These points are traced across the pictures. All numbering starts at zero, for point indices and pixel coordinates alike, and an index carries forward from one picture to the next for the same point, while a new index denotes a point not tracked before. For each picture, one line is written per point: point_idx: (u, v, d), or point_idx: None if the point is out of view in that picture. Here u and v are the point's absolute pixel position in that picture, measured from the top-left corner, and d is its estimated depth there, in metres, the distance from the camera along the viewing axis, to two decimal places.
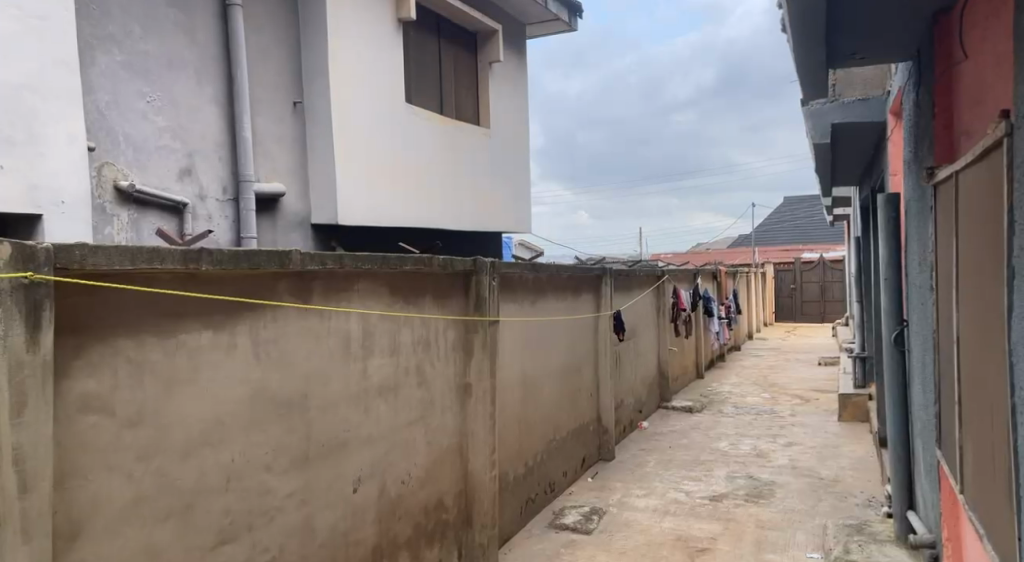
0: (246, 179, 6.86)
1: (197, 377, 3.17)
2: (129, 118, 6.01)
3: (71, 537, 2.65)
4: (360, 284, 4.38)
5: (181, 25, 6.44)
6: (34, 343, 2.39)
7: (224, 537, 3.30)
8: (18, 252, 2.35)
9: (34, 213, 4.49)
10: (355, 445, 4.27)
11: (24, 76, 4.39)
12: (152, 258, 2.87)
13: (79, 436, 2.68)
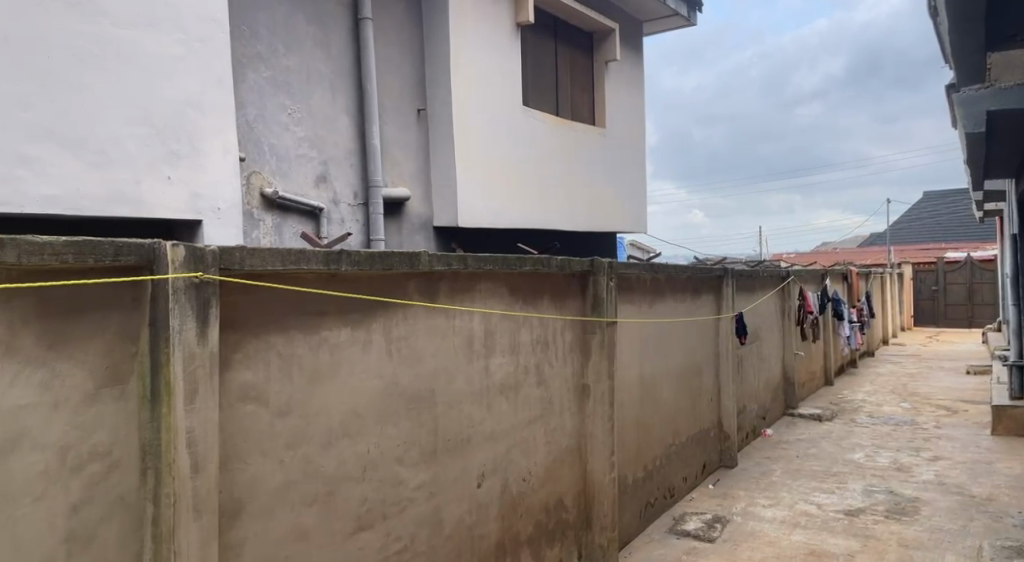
0: (375, 185, 7.16)
1: (337, 371, 3.36)
2: (273, 130, 6.43)
3: (233, 516, 2.88)
4: (482, 284, 4.49)
5: (317, 40, 6.81)
6: (203, 336, 2.61)
7: (361, 524, 3.48)
8: (190, 254, 2.58)
9: (195, 219, 4.90)
10: (479, 441, 4.38)
11: (187, 94, 4.81)
12: (299, 259, 3.07)
13: (239, 422, 2.91)
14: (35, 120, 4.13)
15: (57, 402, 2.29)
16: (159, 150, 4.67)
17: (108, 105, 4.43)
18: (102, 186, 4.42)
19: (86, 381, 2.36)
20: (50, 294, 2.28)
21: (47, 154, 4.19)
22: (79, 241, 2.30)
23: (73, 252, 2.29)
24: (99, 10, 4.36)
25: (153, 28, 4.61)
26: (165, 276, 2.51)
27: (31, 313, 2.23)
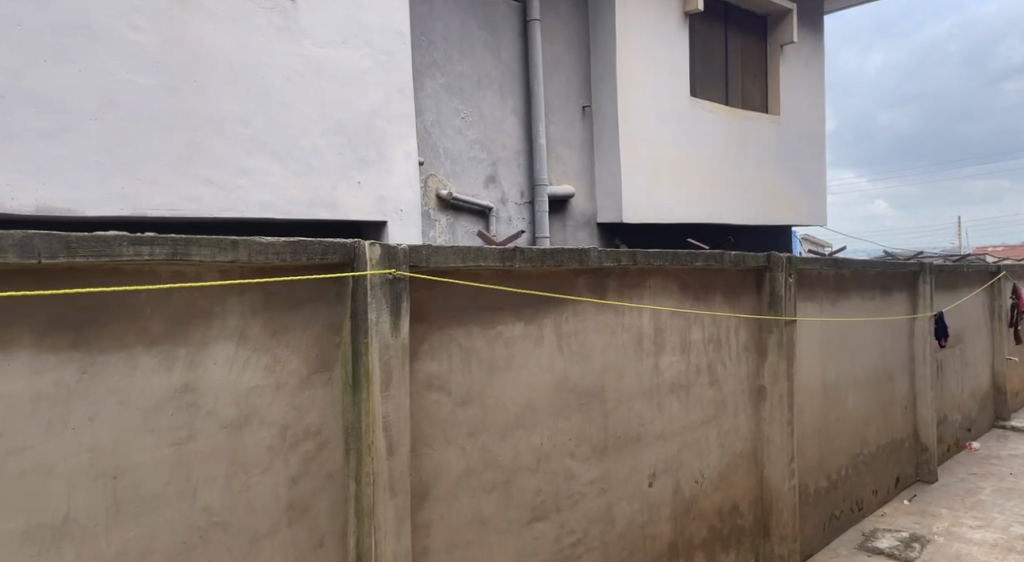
0: (541, 183, 7.29)
1: (512, 364, 3.47)
2: (447, 133, 6.73)
3: (422, 498, 3.06)
4: (652, 281, 4.44)
5: (488, 44, 7.05)
6: (396, 328, 2.81)
7: (537, 514, 3.57)
8: (384, 253, 2.79)
9: (381, 221, 5.23)
10: (650, 440, 4.35)
11: (374, 105, 5.16)
12: (477, 256, 3.20)
13: (426, 410, 3.09)
14: (251, 134, 4.62)
15: (279, 384, 2.58)
16: (350, 157, 5.05)
17: (309, 118, 4.85)
18: (304, 192, 4.85)
19: (300, 366, 2.65)
20: (271, 288, 2.56)
21: (261, 165, 4.67)
22: (295, 241, 2.57)
23: (290, 251, 2.56)
24: (302, 32, 4.79)
25: (345, 44, 4.99)
26: (364, 273, 2.74)
27: (257, 304, 2.53)
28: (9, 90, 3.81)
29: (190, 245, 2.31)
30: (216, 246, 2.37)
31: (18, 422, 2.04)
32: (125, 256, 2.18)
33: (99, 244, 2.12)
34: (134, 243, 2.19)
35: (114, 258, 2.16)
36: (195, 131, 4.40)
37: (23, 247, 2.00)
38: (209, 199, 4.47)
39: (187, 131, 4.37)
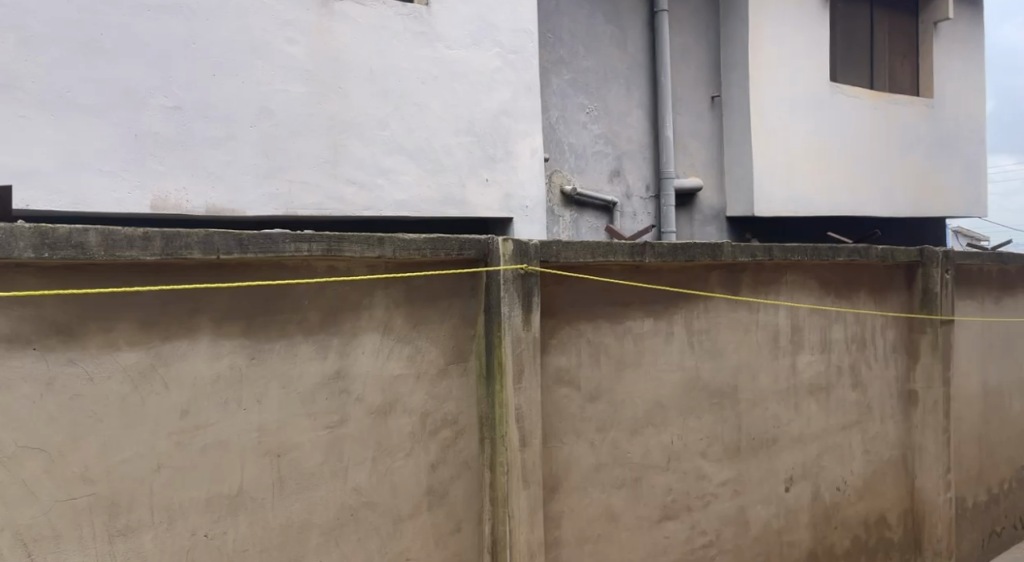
0: (668, 177, 7.16)
1: (642, 361, 3.45)
2: (572, 129, 6.75)
3: (553, 491, 3.11)
4: (789, 276, 4.25)
5: (615, 38, 6.99)
6: (528, 322, 2.87)
7: (668, 513, 3.53)
8: (517, 248, 2.85)
9: (508, 217, 5.32)
10: (787, 443, 4.18)
11: (503, 103, 5.24)
12: (606, 252, 3.19)
13: (556, 404, 3.13)
14: (389, 135, 4.83)
15: (419, 374, 2.75)
16: (480, 154, 5.17)
17: (441, 118, 5.01)
18: (436, 190, 5.01)
19: (438, 357, 2.80)
20: (411, 282, 2.71)
21: (397, 165, 4.87)
22: (434, 238, 2.69)
23: (429, 247, 2.69)
24: (436, 36, 4.96)
25: (475, 45, 5.11)
26: (498, 268, 2.81)
27: (399, 298, 2.69)
28: (184, 102, 4.19)
29: (342, 242, 2.48)
30: (364, 243, 2.53)
31: (200, 401, 2.26)
32: (287, 252, 2.36)
33: (266, 241, 2.31)
34: (295, 240, 2.36)
35: (279, 254, 2.34)
36: (339, 134, 4.66)
37: (204, 244, 2.20)
38: (352, 198, 4.72)
39: (333, 135, 4.63)
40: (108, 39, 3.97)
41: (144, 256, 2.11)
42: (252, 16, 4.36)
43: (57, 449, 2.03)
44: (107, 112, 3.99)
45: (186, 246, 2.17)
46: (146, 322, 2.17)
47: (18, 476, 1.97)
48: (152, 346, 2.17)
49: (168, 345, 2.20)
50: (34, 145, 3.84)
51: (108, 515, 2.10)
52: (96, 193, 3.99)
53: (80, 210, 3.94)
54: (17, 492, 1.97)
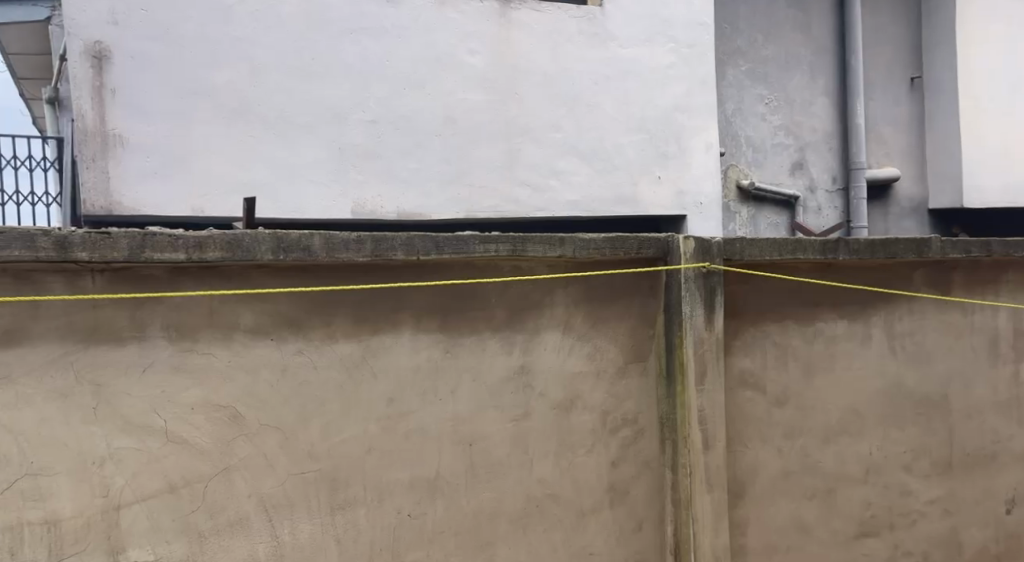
0: (858, 167, 6.68)
1: (835, 366, 3.26)
2: (749, 121, 6.49)
3: (738, 497, 3.03)
4: (1009, 274, 3.81)
5: (799, 25, 6.62)
6: (710, 322, 2.83)
7: (865, 529, 3.32)
8: (699, 246, 2.81)
9: (681, 214, 5.22)
10: (1008, 460, 3.76)
11: (675, 98, 5.15)
12: (796, 249, 3.04)
13: (741, 407, 3.05)
14: (563, 137, 4.92)
15: (600, 372, 2.80)
16: (652, 152, 5.11)
17: (614, 118, 5.03)
18: (609, 190, 5.03)
19: (618, 356, 2.83)
20: (593, 281, 2.76)
21: (570, 165, 4.95)
22: (613, 237, 2.71)
23: (610, 246, 2.70)
24: (609, 36, 4.97)
25: (648, 42, 5.07)
26: (679, 266, 2.79)
27: (579, 297, 2.74)
28: (379, 116, 4.51)
29: (527, 243, 2.56)
30: (547, 243, 2.59)
31: (403, 391, 2.47)
32: (477, 253, 2.48)
33: (458, 242, 2.45)
34: (484, 241, 2.48)
35: (470, 254, 2.48)
36: (515, 138, 4.81)
37: (406, 246, 2.37)
38: (526, 200, 4.86)
39: (510, 139, 4.79)
40: (318, 63, 4.37)
41: (357, 258, 2.31)
42: (438, 32, 4.61)
43: (289, 428, 2.31)
44: (316, 128, 4.40)
45: (392, 248, 2.35)
46: (357, 318, 2.40)
47: (259, 450, 2.27)
48: (363, 340, 2.41)
49: (376, 339, 2.43)
50: (257, 161, 4.29)
51: (329, 489, 2.37)
52: (307, 201, 4.40)
53: (294, 218, 4.38)
54: (259, 464, 2.27)
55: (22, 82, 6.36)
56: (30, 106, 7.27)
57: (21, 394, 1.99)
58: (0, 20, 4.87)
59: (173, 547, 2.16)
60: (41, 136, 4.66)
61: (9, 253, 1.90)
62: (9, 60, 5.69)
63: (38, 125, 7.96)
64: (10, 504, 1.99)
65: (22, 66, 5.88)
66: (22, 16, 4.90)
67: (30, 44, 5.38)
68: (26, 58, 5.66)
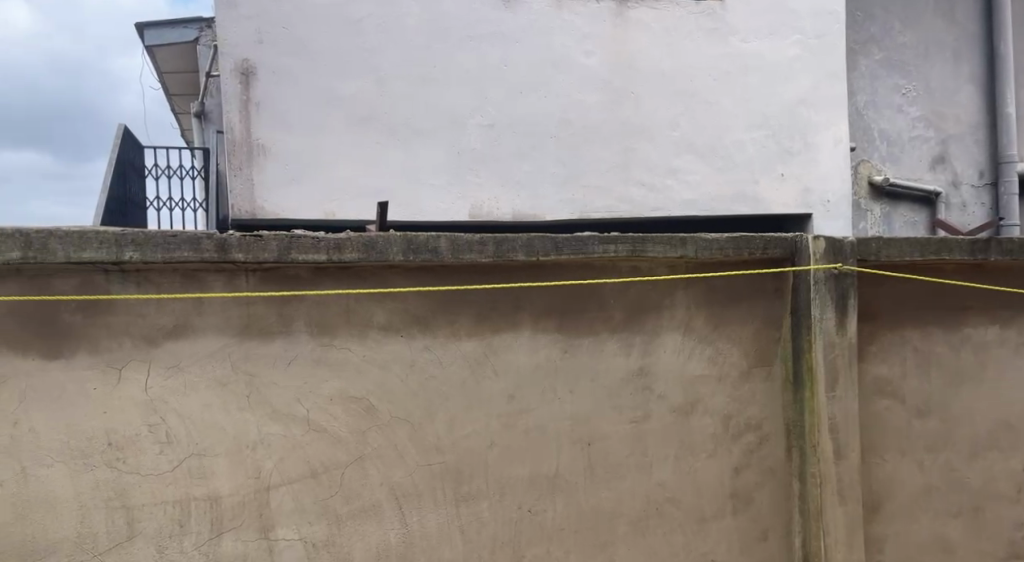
0: (1009, 161, 6.16)
1: (983, 375, 3.04)
2: (884, 113, 6.14)
3: (873, 510, 2.89)
4: None
5: (941, 9, 6.17)
6: (842, 325, 2.73)
7: (1017, 552, 3.08)
8: (830, 246, 2.70)
9: (805, 214, 5.01)
10: None
11: (801, 92, 4.95)
12: (940, 249, 2.86)
13: (876, 416, 2.90)
14: (680, 136, 4.84)
15: (722, 376, 2.75)
16: (774, 147, 4.94)
17: (734, 114, 4.89)
18: (727, 188, 4.91)
19: (741, 360, 2.77)
20: (715, 282, 2.72)
21: (688, 163, 4.86)
22: (737, 237, 2.65)
23: (733, 247, 2.65)
24: (730, 31, 4.85)
25: (772, 35, 4.90)
26: (808, 268, 2.69)
27: (701, 299, 2.71)
28: (496, 120, 4.61)
29: (648, 243, 2.55)
30: (667, 244, 2.57)
31: (524, 389, 2.53)
32: (597, 254, 2.50)
33: (579, 243, 2.48)
34: (604, 242, 2.50)
35: (590, 255, 2.50)
36: (631, 138, 4.78)
37: (528, 246, 2.43)
38: (642, 200, 4.81)
39: (625, 139, 4.77)
40: (440, 71, 4.52)
41: (480, 259, 2.39)
42: (556, 35, 4.65)
43: (417, 420, 2.41)
44: (437, 135, 4.55)
45: (513, 249, 2.41)
46: (480, 317, 2.47)
47: (390, 441, 2.39)
48: (485, 338, 2.48)
49: (497, 338, 2.50)
50: (382, 166, 4.49)
51: (454, 482, 2.46)
52: (427, 205, 4.56)
53: (416, 221, 4.55)
54: (390, 454, 2.39)
55: (174, 98, 6.96)
56: (180, 120, 7.93)
57: (187, 381, 2.20)
58: (156, 42, 5.35)
59: (315, 528, 2.31)
60: (190, 147, 5.06)
61: (178, 254, 2.11)
62: (163, 79, 6.24)
63: (187, 138, 8.68)
64: (180, 480, 2.19)
65: (174, 84, 6.43)
66: (175, 38, 5.35)
67: (182, 63, 5.87)
68: (178, 76, 6.18)
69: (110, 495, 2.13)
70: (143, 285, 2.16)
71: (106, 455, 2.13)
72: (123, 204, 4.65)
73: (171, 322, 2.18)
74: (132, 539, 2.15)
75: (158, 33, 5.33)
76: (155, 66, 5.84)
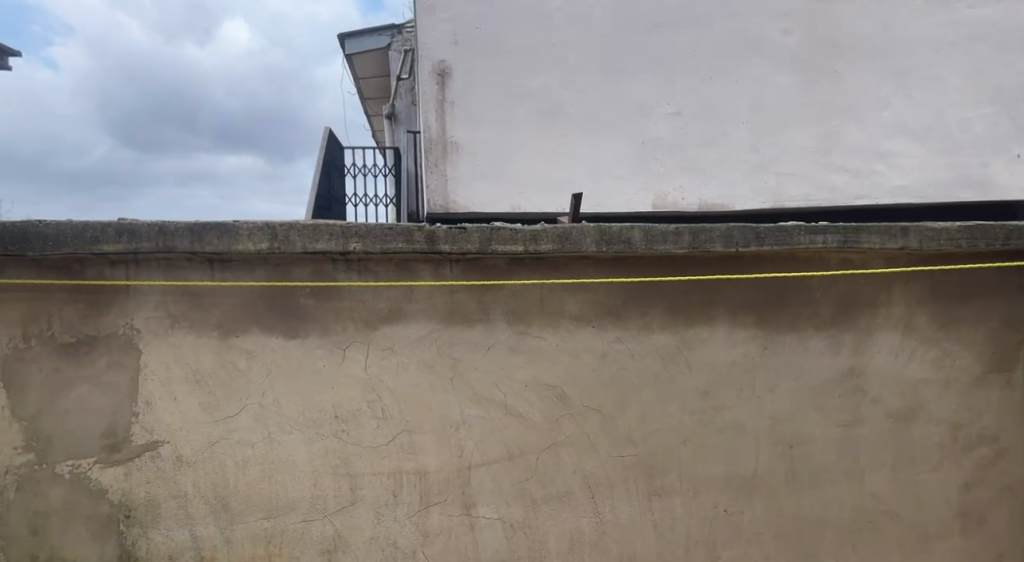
0: None
1: None
2: None
3: None
4: None
5: None
6: None
7: None
8: None
9: None
10: None
11: None
12: None
13: None
14: (891, 117, 3.66)
15: (947, 380, 2.50)
16: (1007, 127, 3.66)
17: (956, 90, 3.65)
18: (948, 172, 3.66)
19: (970, 364, 2.50)
20: (940, 277, 2.47)
21: (900, 146, 3.67)
22: (972, 226, 2.36)
23: (966, 237, 2.36)
24: None
25: None
26: None
27: (924, 296, 2.47)
28: (685, 107, 3.67)
29: (861, 233, 2.35)
30: (886, 234, 2.35)
31: (720, 385, 2.45)
32: (803, 245, 2.35)
33: (783, 234, 2.34)
34: (811, 232, 2.34)
35: (795, 247, 2.35)
36: (832, 120, 3.67)
37: (726, 238, 2.33)
38: (843, 187, 3.67)
39: (825, 120, 3.67)
40: (627, 61, 3.66)
41: (675, 250, 2.33)
42: (750, 15, 3.65)
43: (610, 411, 2.42)
44: (621, 123, 3.67)
45: (710, 240, 2.33)
46: (675, 309, 2.43)
47: (583, 430, 2.41)
48: (679, 331, 2.43)
49: (693, 332, 2.43)
50: (565, 159, 3.66)
51: (647, 476, 2.43)
52: (610, 195, 3.67)
53: (598, 214, 3.67)
54: (583, 443, 2.41)
55: (369, 101, 7.43)
56: (371, 123, 8.45)
57: (399, 362, 2.36)
58: (355, 50, 5.74)
59: (512, 509, 2.39)
60: (380, 147, 5.28)
61: (393, 245, 2.26)
62: (358, 84, 6.67)
63: (377, 138, 9.26)
64: (394, 454, 2.36)
65: (368, 90, 6.87)
66: (371, 45, 5.72)
67: (376, 69, 6.26)
68: (372, 82, 6.59)
69: (337, 462, 2.34)
70: (364, 274, 2.34)
71: (333, 427, 2.34)
72: (325, 200, 4.99)
73: (386, 307, 2.35)
74: (354, 504, 2.35)
75: (356, 42, 5.72)
76: (352, 74, 6.29)
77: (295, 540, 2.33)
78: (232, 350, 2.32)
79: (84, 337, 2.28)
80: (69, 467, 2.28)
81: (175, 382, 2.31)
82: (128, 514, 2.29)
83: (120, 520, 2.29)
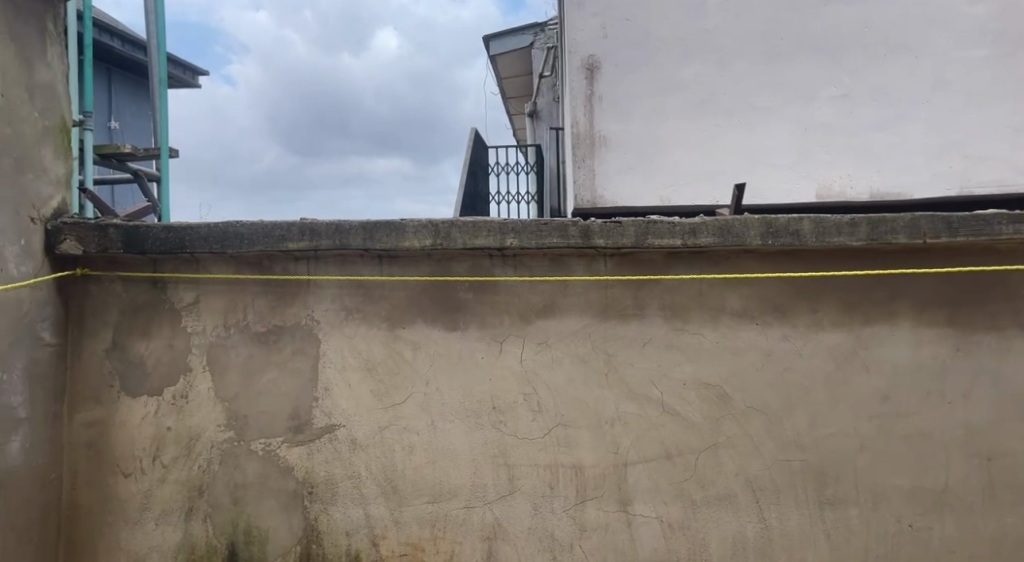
0: None
1: None
2: None
3: None
4: None
5: None
6: None
7: None
8: None
9: None
10: None
11: None
12: None
13: None
14: None
15: None
16: None
17: None
18: None
19: None
20: None
21: None
22: None
23: None
24: None
25: None
26: None
27: None
28: (854, 89, 3.37)
29: None
30: None
31: (902, 389, 2.25)
32: (1003, 235, 2.11)
33: (980, 223, 2.11)
34: (1015, 220, 2.10)
35: (994, 237, 2.11)
36: None
37: (911, 228, 2.13)
38: None
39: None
40: (788, 43, 3.41)
41: (850, 243, 2.17)
42: None
43: (776, 413, 2.29)
44: (781, 110, 3.43)
45: (891, 231, 2.14)
46: (850, 306, 2.26)
47: (746, 432, 2.30)
48: (854, 330, 2.26)
49: (871, 330, 2.26)
50: (718, 150, 3.47)
51: (819, 483, 2.28)
52: (767, 186, 3.45)
53: (753, 206, 3.44)
54: (745, 445, 2.30)
55: (509, 101, 7.56)
56: (512, 120, 8.59)
57: (555, 356, 2.38)
58: (501, 51, 5.85)
59: (670, 509, 2.34)
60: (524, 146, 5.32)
61: (548, 240, 2.28)
62: (502, 84, 6.80)
63: (517, 136, 9.38)
64: (550, 446, 2.38)
65: (511, 89, 6.99)
66: (515, 45, 5.80)
67: (518, 68, 6.36)
68: (515, 81, 6.70)
69: (496, 452, 2.40)
70: (519, 268, 2.38)
71: (491, 417, 2.41)
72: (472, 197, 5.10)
73: (540, 301, 2.38)
74: (513, 493, 2.40)
75: (500, 43, 5.82)
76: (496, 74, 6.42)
77: (458, 525, 2.42)
78: (400, 341, 2.45)
79: (272, 327, 2.51)
80: (262, 445, 2.51)
81: (350, 370, 2.48)
82: (311, 490, 2.49)
83: (304, 496, 2.49)
